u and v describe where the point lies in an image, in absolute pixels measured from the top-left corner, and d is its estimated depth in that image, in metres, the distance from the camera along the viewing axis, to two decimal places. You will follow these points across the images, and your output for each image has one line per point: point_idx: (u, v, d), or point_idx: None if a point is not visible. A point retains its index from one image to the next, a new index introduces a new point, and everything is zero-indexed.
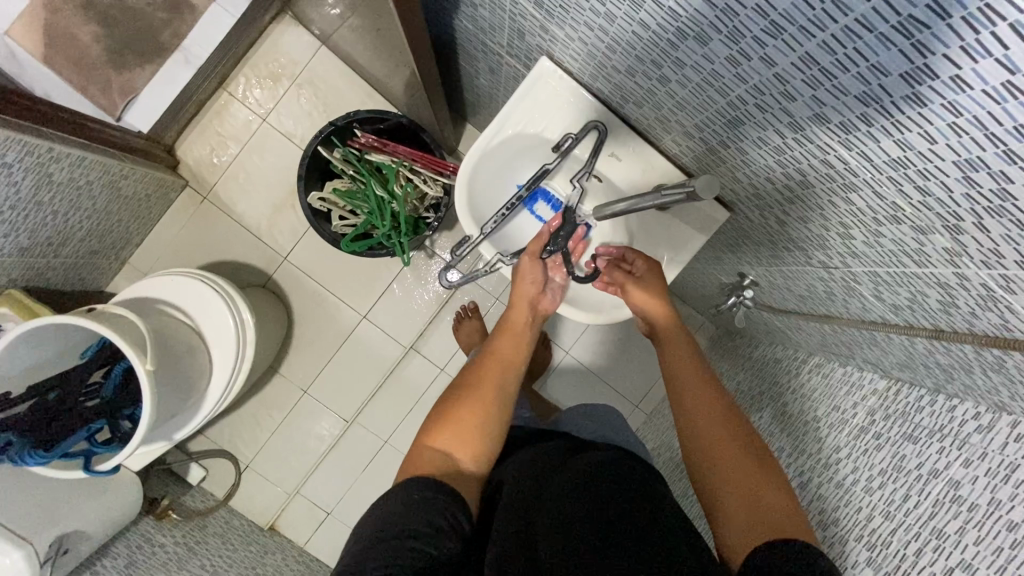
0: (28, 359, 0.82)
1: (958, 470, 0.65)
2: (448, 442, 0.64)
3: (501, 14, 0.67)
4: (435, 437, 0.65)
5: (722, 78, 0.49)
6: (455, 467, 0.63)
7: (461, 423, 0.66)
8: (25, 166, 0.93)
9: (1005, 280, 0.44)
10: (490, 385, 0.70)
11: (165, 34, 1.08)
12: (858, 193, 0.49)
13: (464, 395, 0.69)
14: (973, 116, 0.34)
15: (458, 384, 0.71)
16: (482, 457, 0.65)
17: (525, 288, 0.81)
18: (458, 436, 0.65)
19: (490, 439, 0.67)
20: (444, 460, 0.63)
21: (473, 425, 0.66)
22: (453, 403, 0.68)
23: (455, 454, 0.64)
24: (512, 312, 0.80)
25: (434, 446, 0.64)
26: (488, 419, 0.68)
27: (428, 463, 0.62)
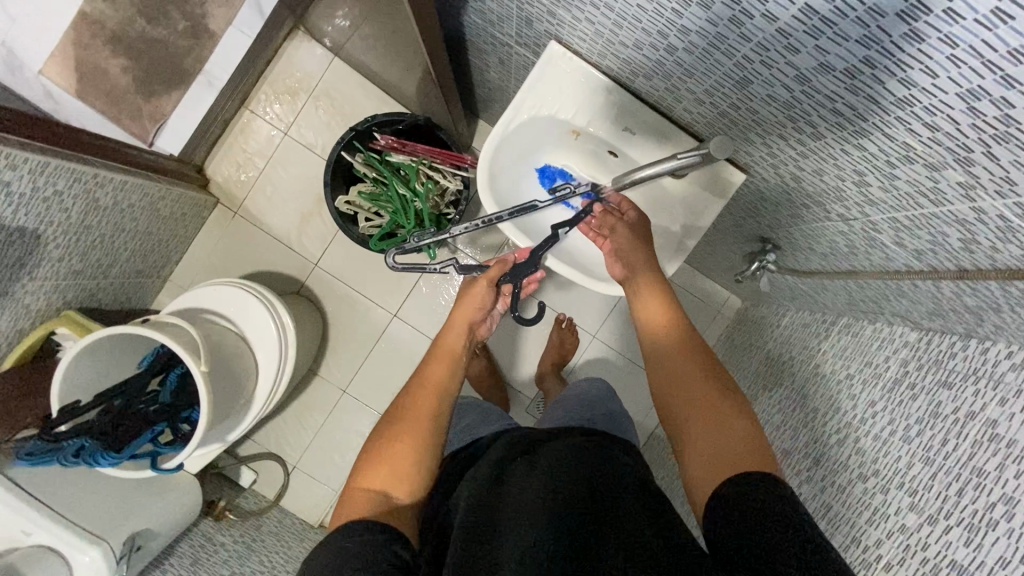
0: (91, 370, 0.89)
1: (994, 410, 0.66)
2: (381, 480, 0.69)
3: (508, 4, 0.71)
4: (370, 478, 0.69)
5: (727, 40, 0.51)
6: (387, 503, 0.67)
7: (395, 460, 0.70)
8: (74, 193, 1.00)
9: (1020, 208, 0.46)
10: (424, 415, 0.74)
11: (187, 58, 1.14)
12: (869, 138, 0.51)
13: (399, 429, 0.73)
14: (969, 46, 0.36)
15: (391, 419, 0.74)
16: (417, 491, 0.70)
17: (463, 313, 0.85)
18: (391, 474, 0.69)
19: (423, 470, 0.71)
20: (377, 497, 0.67)
21: (406, 460, 0.71)
22: (388, 441, 0.72)
23: (390, 492, 0.68)
24: (447, 337, 0.83)
25: (371, 489, 0.68)
26: (419, 452, 0.72)
27: (363, 505, 0.66)
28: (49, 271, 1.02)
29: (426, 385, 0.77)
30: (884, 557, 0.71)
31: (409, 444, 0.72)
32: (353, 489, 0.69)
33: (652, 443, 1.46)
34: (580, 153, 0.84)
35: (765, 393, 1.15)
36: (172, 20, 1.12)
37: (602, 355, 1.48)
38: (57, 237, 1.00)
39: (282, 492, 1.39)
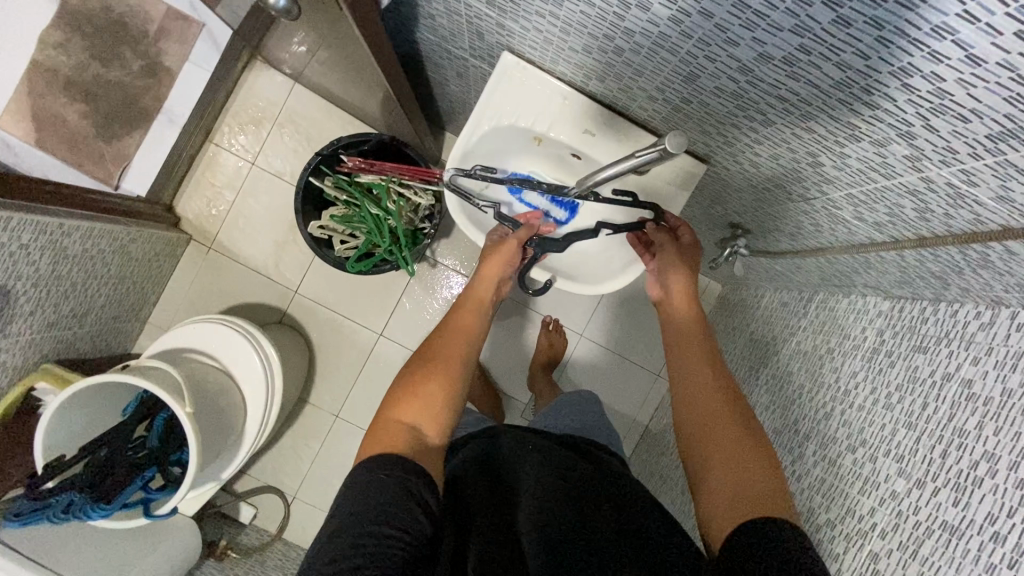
0: (72, 424, 0.87)
1: (968, 370, 0.68)
2: (416, 415, 0.65)
3: (458, 19, 0.72)
4: (404, 410, 0.65)
5: (670, 38, 0.52)
6: (423, 442, 0.63)
7: (430, 398, 0.67)
8: (41, 245, 0.98)
9: (966, 174, 0.47)
10: (456, 358, 0.73)
11: (146, 96, 1.16)
12: (817, 120, 0.52)
13: (431, 368, 0.70)
14: (894, 26, 0.37)
15: (421, 360, 0.71)
16: (445, 433, 0.67)
17: (491, 268, 0.83)
18: (423, 410, 0.66)
19: (454, 411, 0.68)
20: (413, 435, 0.63)
21: (439, 397, 0.68)
22: (419, 378, 0.69)
23: (421, 427, 0.65)
24: (476, 290, 0.82)
25: (404, 422, 0.64)
26: (450, 393, 0.69)
27: (397, 435, 0.62)
28: (22, 326, 1.01)
29: (455, 332, 0.76)
30: (878, 526, 0.72)
31: (442, 382, 0.69)
32: (383, 420, 0.64)
33: (648, 437, 1.47)
34: (545, 158, 0.85)
35: (751, 375, 1.16)
36: (127, 62, 1.12)
37: (591, 353, 1.49)
38: (28, 291, 0.99)
39: (283, 524, 1.38)
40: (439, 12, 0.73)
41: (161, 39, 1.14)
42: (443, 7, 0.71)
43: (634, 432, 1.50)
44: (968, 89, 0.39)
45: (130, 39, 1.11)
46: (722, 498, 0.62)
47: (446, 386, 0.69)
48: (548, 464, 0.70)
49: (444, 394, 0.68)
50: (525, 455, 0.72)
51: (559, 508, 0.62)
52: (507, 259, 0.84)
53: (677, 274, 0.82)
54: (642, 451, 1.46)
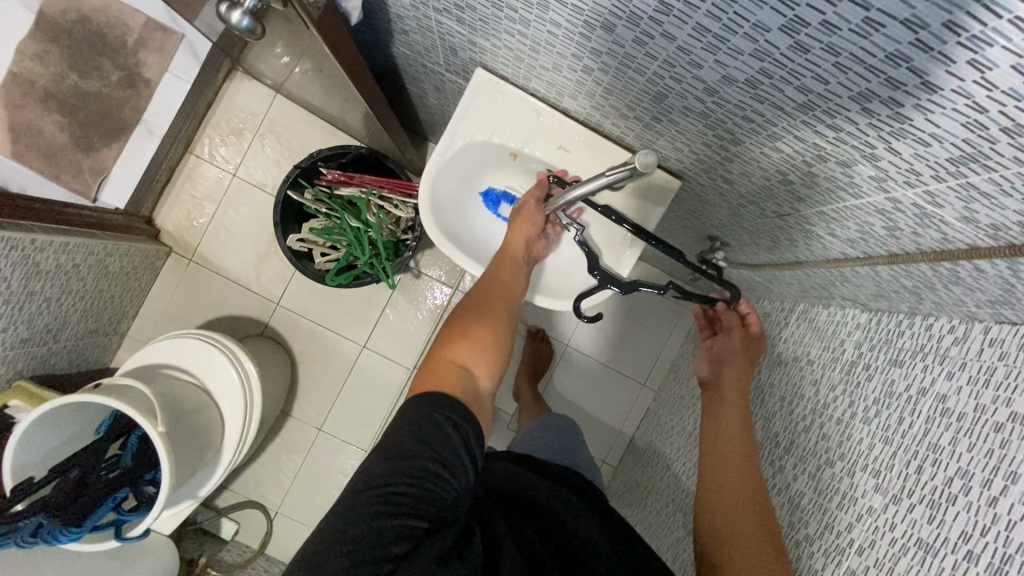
0: (42, 444, 0.85)
1: (943, 385, 0.68)
2: (468, 356, 0.63)
3: (430, 35, 0.71)
4: (454, 352, 0.63)
5: (636, 58, 0.52)
6: (474, 383, 0.61)
7: (478, 341, 0.65)
8: (13, 261, 0.97)
9: (929, 195, 0.47)
10: (499, 307, 0.71)
11: (124, 109, 1.15)
12: (783, 140, 0.52)
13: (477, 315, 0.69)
14: (850, 53, 0.37)
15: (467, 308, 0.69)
16: (496, 374, 0.65)
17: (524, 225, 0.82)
18: (471, 354, 0.63)
19: (502, 355, 0.67)
20: (464, 377, 0.61)
21: (487, 341, 0.66)
22: (466, 324, 0.67)
23: (472, 368, 0.63)
24: (512, 244, 0.80)
25: (455, 362, 0.62)
26: (493, 339, 0.67)
27: (449, 374, 0.60)
28: None
29: (497, 282, 0.74)
30: (856, 542, 0.71)
31: (488, 328, 0.68)
32: (434, 361, 0.62)
33: (634, 448, 1.46)
34: (522, 173, 0.85)
35: None
36: (105, 73, 1.10)
37: (577, 363, 1.48)
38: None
39: (265, 540, 1.36)
40: (412, 28, 0.72)
41: (140, 50, 1.12)
42: (416, 23, 0.70)
43: (620, 443, 1.50)
44: (926, 114, 0.39)
45: None
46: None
47: (491, 333, 0.67)
48: (540, 490, 0.73)
49: (492, 338, 0.66)
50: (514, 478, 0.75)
51: (560, 529, 0.66)
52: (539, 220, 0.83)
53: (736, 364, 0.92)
54: (627, 461, 1.45)
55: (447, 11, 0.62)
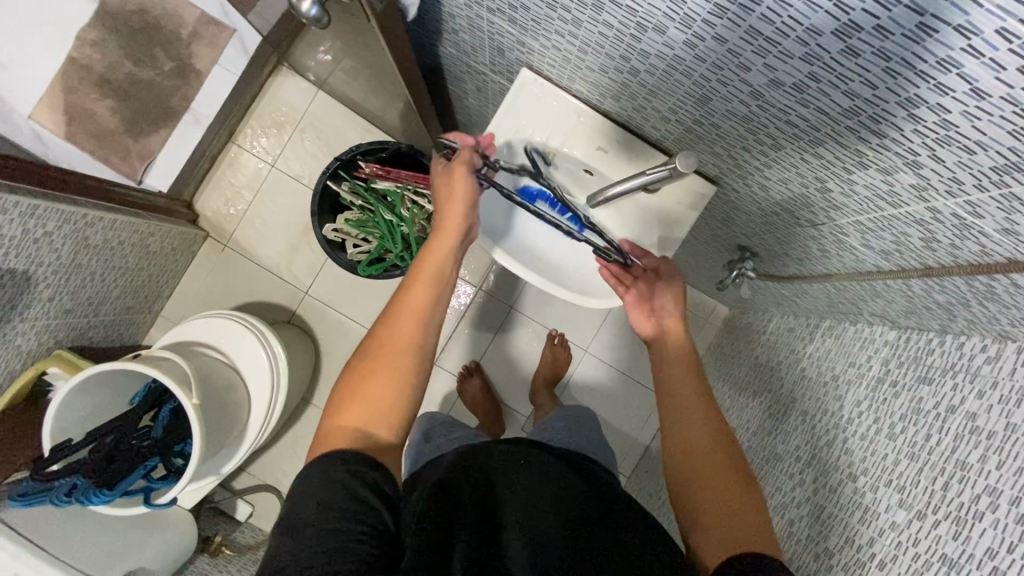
0: (81, 408, 0.89)
1: (973, 403, 0.67)
2: (362, 417, 0.59)
3: (480, 35, 0.74)
4: (347, 414, 0.60)
5: (684, 61, 0.54)
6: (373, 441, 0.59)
7: (375, 393, 0.61)
8: (64, 234, 1.01)
9: (971, 206, 0.48)
10: (404, 336, 0.63)
11: (175, 97, 1.20)
12: (825, 146, 0.54)
13: (375, 357, 0.63)
14: (900, 58, 0.39)
15: (364, 352, 0.63)
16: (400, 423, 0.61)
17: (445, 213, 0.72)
18: (373, 406, 0.60)
19: (408, 395, 0.62)
20: (360, 436, 0.58)
21: (389, 387, 0.61)
22: (363, 374, 0.62)
23: (370, 423, 0.59)
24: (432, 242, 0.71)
25: (348, 427, 0.59)
26: (404, 379, 0.62)
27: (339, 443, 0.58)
28: (40, 311, 1.03)
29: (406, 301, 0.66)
30: (877, 556, 0.71)
31: (389, 367, 0.62)
32: (329, 427, 0.60)
33: (648, 459, 1.46)
34: None
35: (754, 400, 1.16)
36: (159, 62, 1.18)
37: (594, 370, 1.49)
38: (48, 278, 1.02)
39: (279, 524, 1.38)
40: (463, 27, 0.75)
41: (194, 42, 1.19)
42: (467, 23, 0.73)
43: (635, 452, 1.49)
44: (972, 121, 0.40)
45: (164, 41, 1.17)
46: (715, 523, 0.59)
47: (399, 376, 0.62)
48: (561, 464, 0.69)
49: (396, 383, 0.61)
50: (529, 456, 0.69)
51: (573, 502, 0.62)
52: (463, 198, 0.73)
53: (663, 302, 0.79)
54: (641, 471, 1.45)
55: (500, 11, 0.65)
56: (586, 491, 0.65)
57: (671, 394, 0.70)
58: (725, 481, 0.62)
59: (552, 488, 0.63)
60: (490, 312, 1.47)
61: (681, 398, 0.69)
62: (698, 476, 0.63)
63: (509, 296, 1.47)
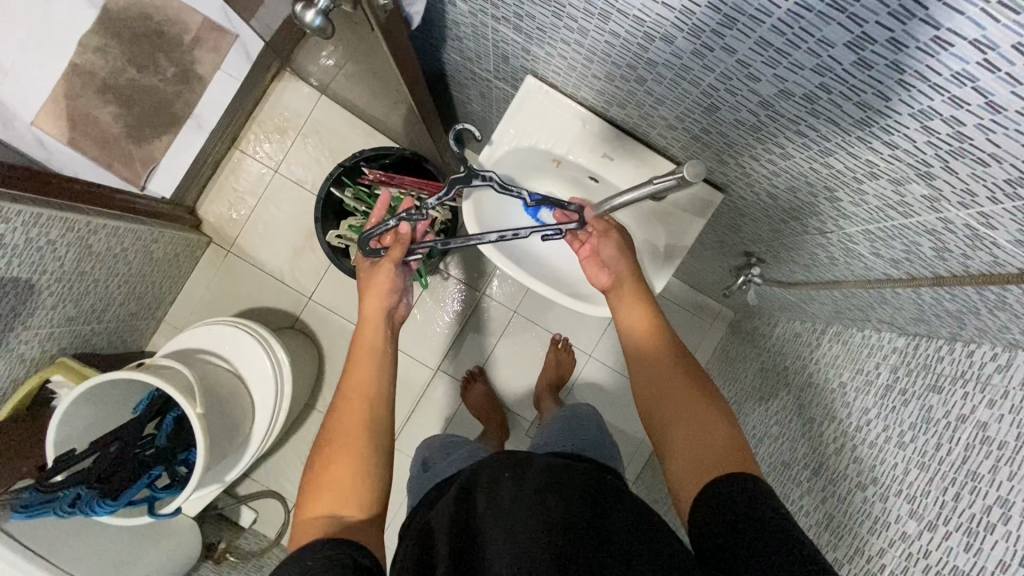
0: (85, 418, 0.88)
1: (983, 412, 0.67)
2: (329, 505, 0.64)
3: (484, 42, 0.74)
4: (315, 506, 0.64)
5: (692, 70, 0.53)
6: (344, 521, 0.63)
7: (336, 481, 0.66)
8: (67, 242, 1.01)
9: (983, 217, 0.48)
10: (355, 420, 0.70)
11: (178, 103, 1.20)
12: (835, 156, 0.53)
13: (330, 448, 0.68)
14: (914, 71, 0.38)
15: (318, 447, 0.69)
16: (366, 496, 0.66)
17: (372, 305, 0.82)
18: (337, 490, 0.65)
19: (368, 466, 0.67)
20: (331, 520, 0.63)
21: (351, 467, 0.66)
22: (323, 465, 0.67)
23: (339, 506, 0.64)
24: (364, 335, 0.80)
25: (317, 516, 0.63)
26: (363, 455, 0.68)
27: (311, 534, 0.61)
28: (43, 319, 1.03)
29: (352, 391, 0.74)
30: (888, 567, 0.70)
31: (346, 448, 0.68)
32: (300, 525, 0.64)
33: (653, 463, 1.45)
34: (563, 180, 0.87)
35: (760, 406, 1.15)
36: (162, 68, 1.18)
37: (599, 374, 1.48)
38: (52, 285, 1.01)
39: (283, 531, 1.37)
40: (467, 34, 0.75)
41: (196, 48, 1.18)
42: (471, 30, 0.73)
43: (640, 456, 1.49)
44: (987, 134, 0.39)
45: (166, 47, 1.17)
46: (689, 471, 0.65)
47: (358, 452, 0.68)
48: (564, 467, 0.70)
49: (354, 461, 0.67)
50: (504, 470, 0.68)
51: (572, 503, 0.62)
52: (386, 288, 0.83)
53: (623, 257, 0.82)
54: (646, 475, 1.45)
55: (505, 19, 0.64)
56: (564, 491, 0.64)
57: (639, 349, 0.77)
58: (701, 416, 0.68)
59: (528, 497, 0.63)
60: (494, 316, 1.47)
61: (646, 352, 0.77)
62: (677, 418, 0.70)
63: (512, 301, 1.46)
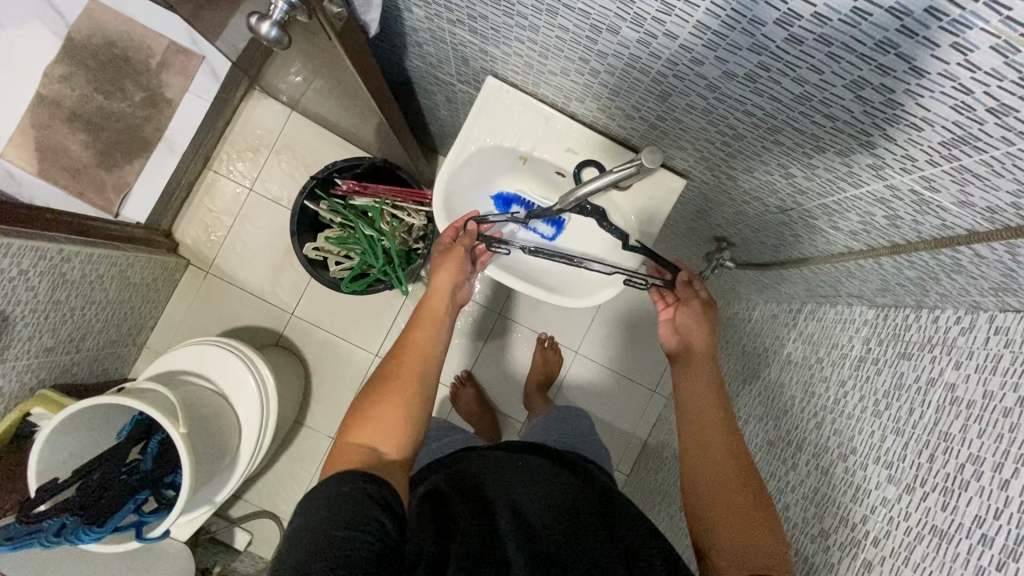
0: (66, 447, 0.87)
1: (951, 374, 0.69)
2: (374, 434, 0.64)
3: (444, 46, 0.75)
4: (361, 432, 0.64)
5: (640, 59, 0.55)
6: (382, 458, 0.63)
7: (384, 414, 0.66)
8: (41, 271, 1.00)
9: (927, 181, 0.50)
10: (412, 378, 0.70)
11: (147, 127, 1.20)
12: (784, 132, 0.55)
13: (384, 388, 0.68)
14: (841, 42, 0.40)
15: (376, 381, 0.69)
16: (407, 445, 0.65)
17: (442, 276, 0.81)
18: (385, 426, 0.65)
19: (414, 423, 0.67)
20: (372, 453, 0.62)
21: (396, 414, 0.66)
22: (377, 398, 0.67)
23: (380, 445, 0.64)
24: (429, 301, 0.80)
25: (360, 443, 0.63)
26: (413, 404, 0.68)
27: (355, 457, 0.62)
28: (20, 350, 1.02)
29: (411, 345, 0.74)
30: (870, 533, 0.72)
31: (399, 392, 0.68)
32: (342, 446, 0.64)
33: (646, 456, 1.46)
34: (531, 177, 0.88)
35: (744, 387, 1.17)
36: (129, 94, 1.18)
37: (587, 370, 1.49)
38: (27, 316, 1.01)
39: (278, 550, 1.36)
40: (426, 40, 0.76)
41: (163, 72, 1.19)
42: (429, 35, 0.74)
43: (633, 449, 1.50)
44: (916, 99, 0.41)
45: (132, 72, 1.17)
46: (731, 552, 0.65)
47: (404, 402, 0.68)
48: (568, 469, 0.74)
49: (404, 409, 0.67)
50: (512, 461, 0.72)
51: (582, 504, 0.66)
52: (460, 263, 0.82)
53: (700, 330, 0.86)
54: (640, 468, 1.45)
55: (460, 21, 0.66)
56: (564, 487, 0.69)
57: (699, 422, 0.77)
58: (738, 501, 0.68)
59: (540, 492, 0.67)
60: (479, 320, 1.47)
61: (707, 422, 0.76)
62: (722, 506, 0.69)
63: (497, 303, 1.47)
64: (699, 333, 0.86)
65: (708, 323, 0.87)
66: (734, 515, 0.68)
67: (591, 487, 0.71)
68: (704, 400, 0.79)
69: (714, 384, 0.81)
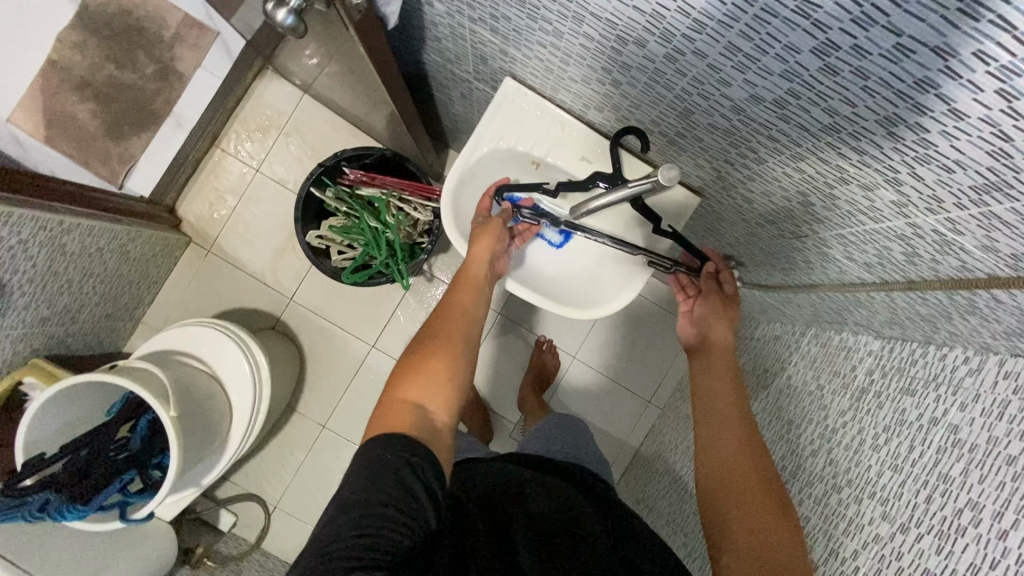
0: (57, 420, 0.87)
1: (955, 415, 0.67)
2: (422, 391, 0.63)
3: (463, 43, 0.73)
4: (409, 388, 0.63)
5: (665, 74, 0.53)
6: (429, 416, 0.61)
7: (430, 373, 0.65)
8: (40, 242, 0.99)
9: (951, 223, 0.48)
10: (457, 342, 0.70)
11: (156, 99, 1.17)
12: (807, 161, 0.53)
13: (431, 348, 0.67)
14: (878, 77, 0.38)
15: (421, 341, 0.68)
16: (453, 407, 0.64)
17: (481, 246, 0.80)
18: (433, 385, 0.64)
19: (459, 386, 0.66)
20: (420, 410, 0.61)
21: (442, 375, 0.65)
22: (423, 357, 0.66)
23: (427, 402, 0.63)
24: (469, 268, 0.79)
25: (408, 400, 0.62)
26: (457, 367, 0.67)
27: (403, 411, 0.60)
28: (15, 320, 1.01)
29: (453, 311, 0.73)
30: (862, 569, 0.71)
31: (445, 356, 0.67)
32: (389, 400, 0.62)
33: (637, 465, 1.45)
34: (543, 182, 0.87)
35: None
36: (140, 65, 1.15)
37: (584, 375, 1.48)
38: (24, 286, 0.99)
39: (263, 534, 1.36)
40: (445, 35, 0.74)
41: (176, 45, 1.16)
42: (448, 31, 0.72)
43: (624, 456, 1.49)
44: (950, 141, 0.39)
45: (145, 43, 1.14)
46: (743, 556, 0.62)
47: (450, 364, 0.67)
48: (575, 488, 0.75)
49: (449, 372, 0.66)
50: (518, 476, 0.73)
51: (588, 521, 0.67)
52: (497, 235, 0.82)
53: (717, 320, 0.85)
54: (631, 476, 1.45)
55: (482, 20, 0.64)
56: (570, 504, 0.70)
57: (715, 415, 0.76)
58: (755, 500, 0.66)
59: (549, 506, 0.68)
60: None
61: (722, 415, 0.75)
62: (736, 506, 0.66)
63: (498, 303, 1.46)
64: (718, 324, 0.85)
65: (728, 316, 0.86)
66: (750, 514, 0.65)
67: (596, 504, 0.73)
68: (720, 393, 0.78)
69: (731, 374, 0.80)
